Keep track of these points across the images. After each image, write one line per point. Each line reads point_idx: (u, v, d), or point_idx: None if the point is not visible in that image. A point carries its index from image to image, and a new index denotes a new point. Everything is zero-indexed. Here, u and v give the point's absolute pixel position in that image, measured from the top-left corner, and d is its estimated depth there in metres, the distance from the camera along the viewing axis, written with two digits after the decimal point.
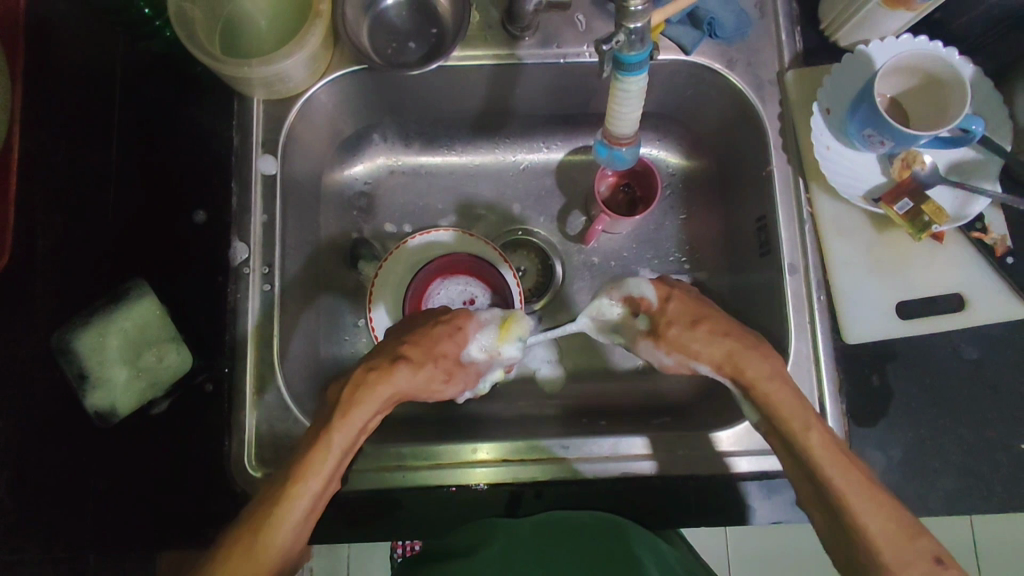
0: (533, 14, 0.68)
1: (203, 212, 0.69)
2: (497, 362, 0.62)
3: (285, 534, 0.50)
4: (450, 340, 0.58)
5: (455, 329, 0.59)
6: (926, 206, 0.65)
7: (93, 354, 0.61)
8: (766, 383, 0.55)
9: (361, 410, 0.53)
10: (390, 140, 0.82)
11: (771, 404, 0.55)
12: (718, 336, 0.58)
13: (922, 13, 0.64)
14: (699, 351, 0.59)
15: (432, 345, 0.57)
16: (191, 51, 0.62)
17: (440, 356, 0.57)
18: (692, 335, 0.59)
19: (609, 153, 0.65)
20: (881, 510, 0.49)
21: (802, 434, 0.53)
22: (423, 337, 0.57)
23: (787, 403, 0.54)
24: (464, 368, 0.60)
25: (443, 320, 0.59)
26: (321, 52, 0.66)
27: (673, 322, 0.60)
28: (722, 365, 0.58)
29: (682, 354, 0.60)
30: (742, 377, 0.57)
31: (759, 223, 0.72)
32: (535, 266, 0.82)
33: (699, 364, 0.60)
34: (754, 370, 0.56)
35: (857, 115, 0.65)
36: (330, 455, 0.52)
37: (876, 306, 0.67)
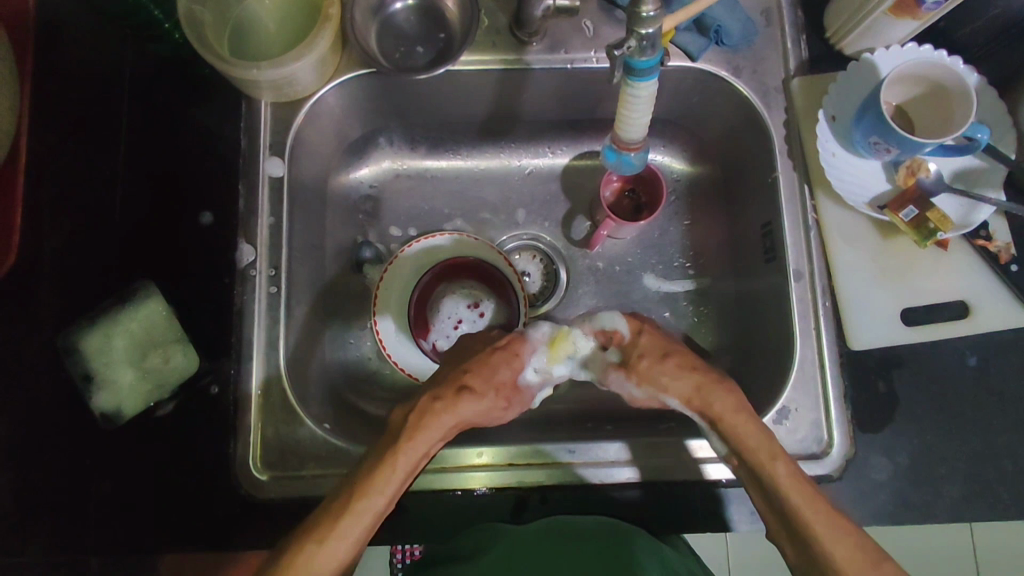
0: (541, 20, 0.69)
1: (210, 214, 0.68)
2: (549, 382, 0.66)
3: (344, 547, 0.49)
4: (507, 367, 0.62)
5: (512, 358, 0.63)
6: (931, 214, 0.65)
7: (98, 355, 0.61)
8: (727, 414, 0.58)
9: (428, 435, 0.56)
10: (396, 143, 0.82)
11: (732, 433, 0.57)
12: (685, 370, 0.61)
13: (927, 22, 0.65)
14: (674, 384, 0.61)
15: (493, 374, 0.61)
16: (200, 54, 0.62)
17: (500, 382, 0.61)
18: (662, 367, 0.61)
19: (617, 157, 0.63)
20: (842, 535, 0.50)
21: (770, 465, 0.54)
22: (484, 363, 0.61)
23: (748, 437, 0.56)
24: (523, 393, 0.64)
25: (496, 348, 0.63)
26: (330, 56, 0.66)
27: (643, 355, 0.62)
28: (691, 398, 0.60)
29: (649, 383, 0.62)
30: (709, 411, 0.59)
31: (765, 229, 0.72)
32: (540, 271, 0.83)
33: (672, 397, 0.61)
34: (720, 408, 0.58)
35: (862, 124, 0.65)
36: (395, 474, 0.53)
37: (881, 312, 0.67)
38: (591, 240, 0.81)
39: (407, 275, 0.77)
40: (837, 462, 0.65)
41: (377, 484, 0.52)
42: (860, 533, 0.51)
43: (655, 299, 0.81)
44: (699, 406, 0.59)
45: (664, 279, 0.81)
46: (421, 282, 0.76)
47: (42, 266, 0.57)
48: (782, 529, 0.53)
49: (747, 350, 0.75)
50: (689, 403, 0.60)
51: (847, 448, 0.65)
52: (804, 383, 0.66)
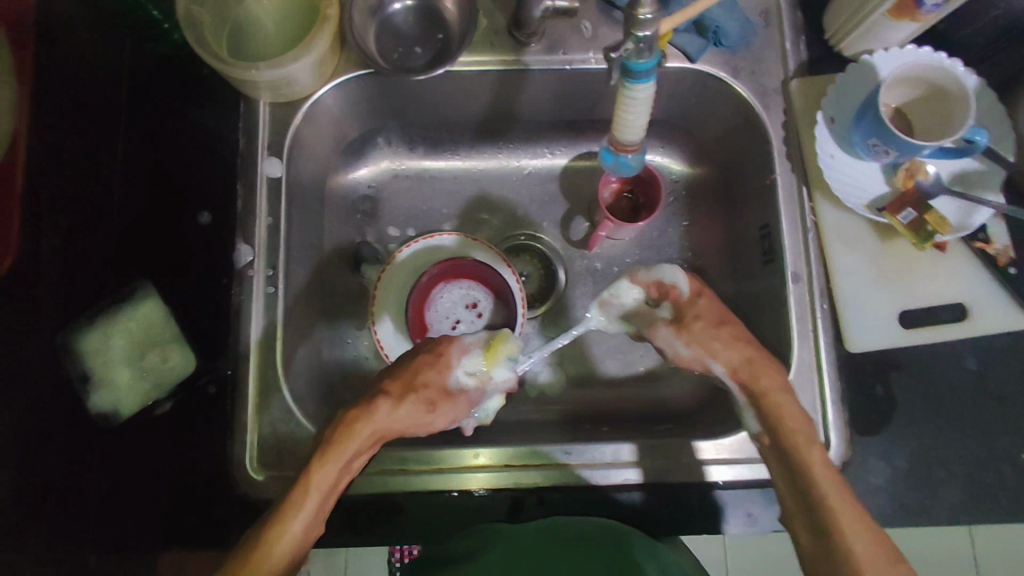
0: (540, 21, 0.69)
1: (208, 214, 0.68)
2: (489, 388, 0.64)
3: (272, 565, 0.49)
4: (432, 370, 0.61)
5: (433, 360, 0.61)
6: (930, 216, 0.65)
7: (97, 355, 0.62)
8: (769, 391, 0.58)
9: (351, 445, 0.54)
10: (394, 144, 0.82)
11: (771, 407, 0.58)
12: (739, 341, 0.61)
13: (927, 24, 0.64)
14: (723, 352, 0.61)
15: (410, 378, 0.60)
16: (198, 54, 0.62)
17: (422, 386, 0.60)
18: (717, 333, 0.62)
19: (614, 159, 0.62)
20: (868, 536, 0.50)
21: (806, 448, 0.54)
22: (405, 371, 0.60)
23: (793, 416, 0.57)
24: (455, 394, 0.61)
25: (416, 356, 0.62)
26: (328, 56, 0.66)
27: (700, 317, 0.63)
28: (736, 367, 0.60)
29: (704, 346, 0.62)
30: (753, 385, 0.60)
31: (763, 231, 0.72)
32: (538, 271, 0.83)
33: (719, 362, 0.62)
34: (766, 384, 0.59)
35: (861, 125, 0.65)
36: (314, 490, 0.52)
37: (879, 314, 0.67)
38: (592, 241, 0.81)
39: (404, 277, 0.77)
40: (835, 464, 0.65)
41: (304, 502, 0.51)
42: (881, 533, 0.51)
43: None
44: (744, 378, 0.60)
45: None
46: (419, 282, 0.77)
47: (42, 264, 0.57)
48: (803, 517, 0.53)
49: None
50: (733, 372, 0.61)
51: (846, 449, 0.65)
52: (803, 385, 0.66)
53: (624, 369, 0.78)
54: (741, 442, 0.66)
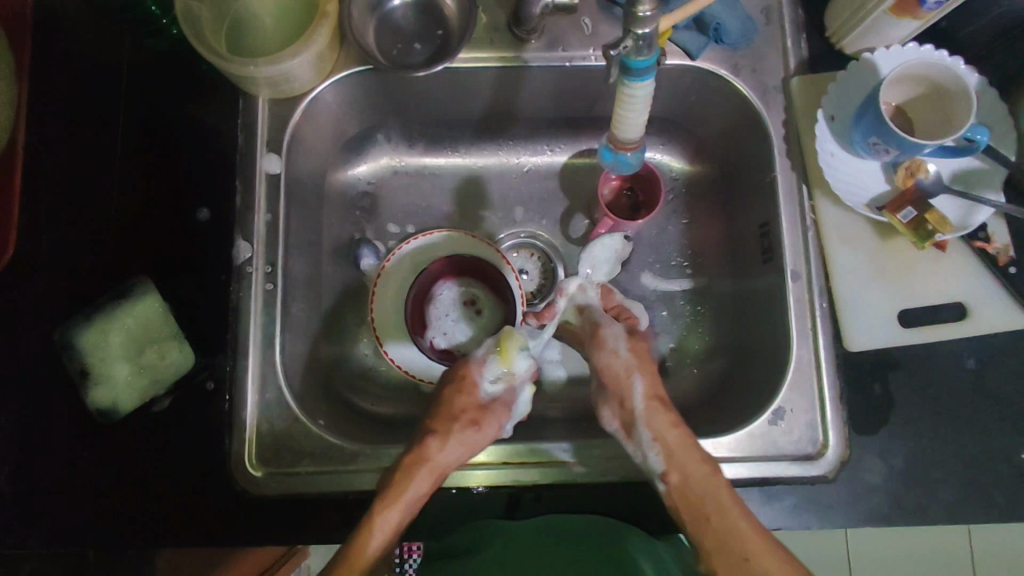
0: (540, 17, 0.69)
1: (207, 210, 0.66)
2: (519, 384, 0.65)
3: (373, 548, 0.54)
4: (461, 394, 0.63)
5: (459, 382, 0.64)
6: (930, 215, 0.64)
7: (95, 351, 0.61)
8: (669, 427, 0.60)
9: (418, 471, 0.58)
10: (394, 140, 0.82)
11: (682, 441, 0.59)
12: (652, 372, 0.64)
13: (929, 23, 0.64)
14: (648, 378, 0.63)
15: (446, 409, 0.62)
16: (196, 49, 0.61)
17: (461, 412, 0.62)
18: (634, 360, 0.65)
19: (614, 157, 0.59)
20: (779, 563, 0.54)
21: (718, 486, 0.57)
22: (444, 406, 0.63)
23: (687, 450, 0.59)
24: (489, 415, 0.63)
25: (449, 387, 0.64)
26: (327, 52, 0.66)
27: (641, 341, 0.68)
28: (654, 394, 0.62)
29: (640, 365, 0.64)
30: (654, 417, 0.61)
31: (763, 230, 0.72)
32: (538, 269, 0.84)
33: (641, 381, 0.63)
34: (658, 424, 0.60)
35: (861, 124, 0.65)
36: (387, 520, 0.55)
37: (878, 313, 0.67)
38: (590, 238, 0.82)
39: (409, 266, 0.78)
40: (831, 463, 0.65)
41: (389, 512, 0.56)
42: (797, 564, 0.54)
43: (652, 298, 0.81)
44: (656, 409, 0.61)
45: (662, 278, 0.81)
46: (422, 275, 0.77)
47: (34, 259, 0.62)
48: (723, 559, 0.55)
49: (742, 350, 0.75)
50: (649, 399, 0.62)
51: (842, 448, 0.65)
52: (800, 382, 0.66)
53: None
54: (740, 441, 0.65)
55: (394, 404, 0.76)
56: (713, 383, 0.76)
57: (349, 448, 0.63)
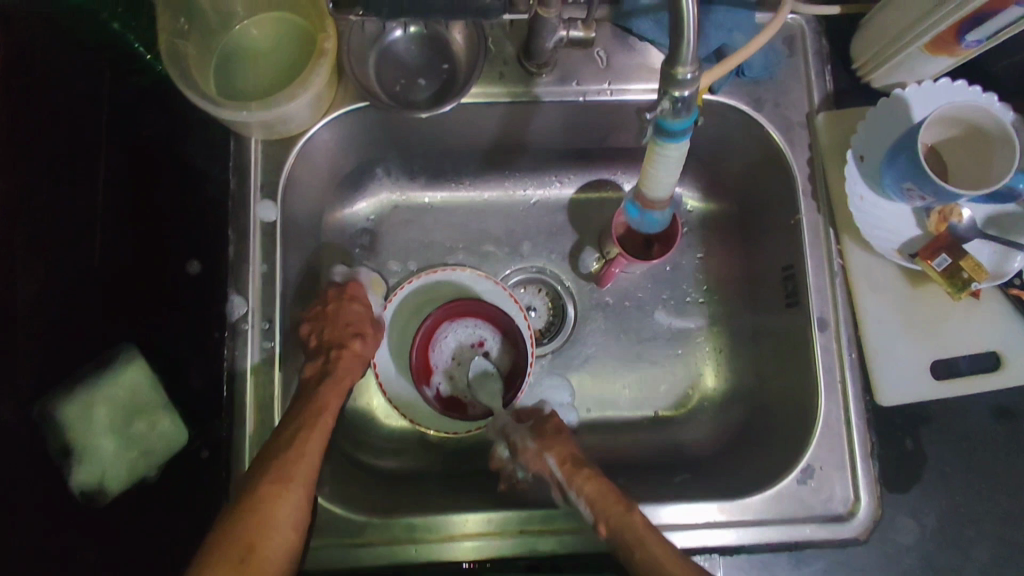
0: (552, 51, 0.64)
1: (197, 262, 0.61)
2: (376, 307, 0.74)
3: (286, 512, 0.54)
4: (363, 309, 0.69)
5: (362, 301, 0.70)
6: (965, 261, 0.61)
7: (77, 424, 0.55)
8: (586, 482, 0.61)
9: (314, 438, 0.58)
10: (394, 174, 0.78)
11: (598, 488, 0.60)
12: (568, 441, 0.66)
13: (964, 60, 0.61)
14: (556, 446, 0.65)
15: (348, 317, 0.67)
16: (183, 89, 0.56)
17: (366, 323, 0.68)
18: (557, 434, 0.67)
19: (641, 215, 0.55)
20: None
21: (641, 530, 0.57)
22: (329, 326, 0.66)
23: (603, 496, 0.60)
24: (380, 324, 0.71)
25: (338, 308, 0.67)
26: (326, 91, 0.62)
27: (554, 426, 0.68)
28: (565, 458, 0.64)
29: (546, 441, 0.66)
30: (572, 480, 0.62)
31: (786, 272, 0.69)
32: (546, 305, 0.80)
33: (552, 456, 0.65)
34: (579, 484, 0.62)
35: (895, 169, 0.61)
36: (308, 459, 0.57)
37: (909, 363, 0.64)
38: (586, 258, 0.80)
39: (452, 290, 0.76)
40: (863, 525, 0.62)
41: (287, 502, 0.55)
42: None
43: (666, 337, 0.78)
44: (571, 471, 0.62)
45: (676, 316, 0.78)
46: (460, 301, 0.73)
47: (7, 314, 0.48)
48: None
49: (763, 396, 0.72)
50: (562, 465, 0.63)
51: (874, 508, 0.62)
52: (829, 439, 0.64)
53: (638, 411, 0.77)
54: (768, 502, 0.63)
55: (395, 456, 0.73)
56: (732, 431, 0.73)
57: (357, 519, 0.61)
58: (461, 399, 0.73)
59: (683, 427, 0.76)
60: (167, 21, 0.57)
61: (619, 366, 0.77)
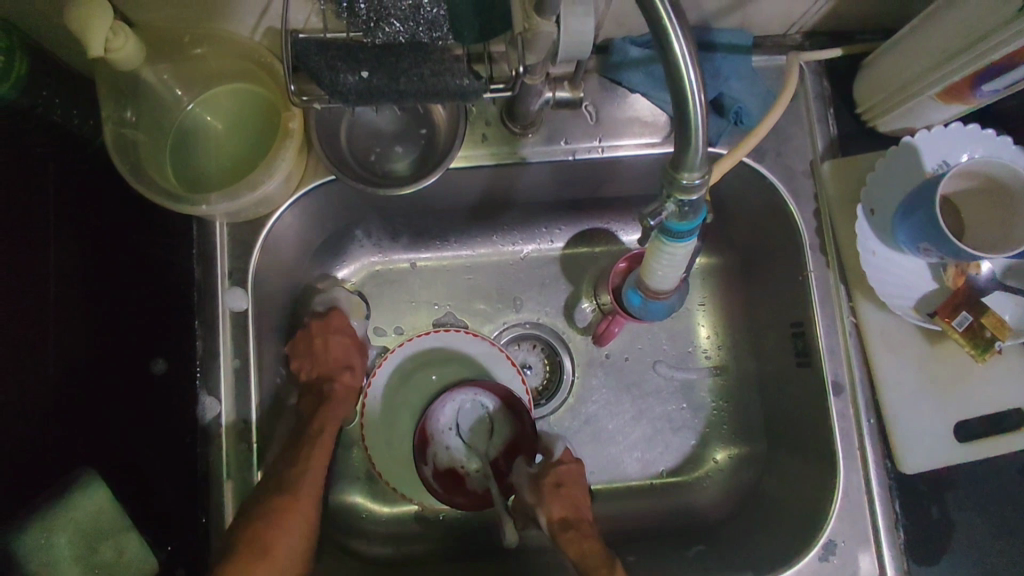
0: (538, 112, 0.60)
1: (164, 360, 0.57)
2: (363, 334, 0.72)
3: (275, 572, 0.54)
4: (346, 347, 0.68)
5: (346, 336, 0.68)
6: (987, 320, 0.57)
7: (37, 558, 0.48)
8: (576, 547, 0.60)
9: (296, 518, 0.57)
10: (375, 236, 0.73)
11: (583, 553, 0.59)
12: (563, 496, 0.63)
13: (976, 107, 0.57)
14: (551, 504, 0.62)
15: (337, 357, 0.67)
16: (138, 187, 0.51)
17: (350, 359, 0.68)
18: (557, 488, 0.63)
19: (643, 303, 0.61)
20: None
21: None
22: (317, 361, 0.67)
23: (594, 564, 0.58)
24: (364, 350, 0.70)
25: (330, 347, 0.67)
26: (295, 168, 0.57)
27: (557, 478, 0.64)
28: (556, 518, 0.62)
29: (541, 500, 0.63)
30: (563, 539, 0.60)
31: (795, 329, 0.65)
32: (541, 362, 0.76)
33: (545, 512, 0.62)
34: (572, 548, 0.60)
35: (911, 226, 0.57)
36: (300, 516, 0.57)
37: (932, 426, 0.60)
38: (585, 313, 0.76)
39: (452, 356, 0.71)
40: None
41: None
42: None
43: (670, 392, 0.74)
44: (563, 534, 0.61)
45: (679, 367, 0.74)
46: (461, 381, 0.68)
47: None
48: None
49: (774, 459, 0.68)
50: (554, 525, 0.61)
51: None
52: (851, 510, 0.60)
53: (642, 473, 0.72)
54: None
55: (391, 542, 0.69)
56: (745, 494, 0.69)
57: None
58: (459, 472, 0.68)
59: (691, 489, 0.71)
60: (112, 112, 0.52)
61: (622, 425, 0.73)
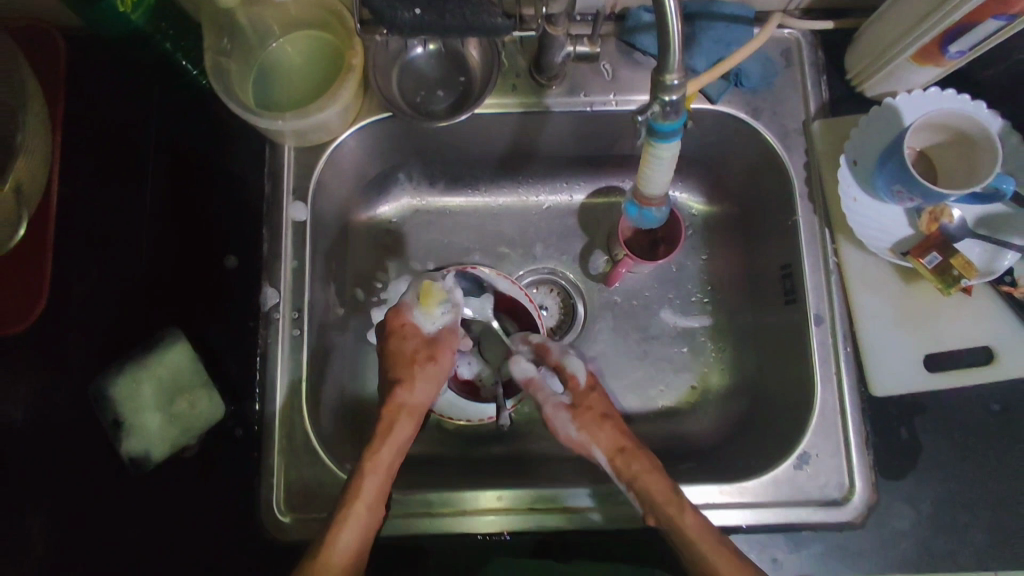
0: (561, 64, 0.70)
1: (235, 258, 0.68)
2: (438, 321, 0.72)
3: (345, 540, 0.59)
4: (405, 343, 0.70)
5: (399, 333, 0.71)
6: (955, 260, 0.64)
7: (128, 400, 0.63)
8: (634, 474, 0.65)
9: (359, 505, 0.61)
10: (416, 180, 0.83)
11: (640, 480, 0.64)
12: (610, 429, 0.69)
13: (950, 70, 0.65)
14: (602, 438, 0.69)
15: (401, 359, 0.69)
16: (227, 103, 0.63)
17: (414, 355, 0.70)
18: (602, 424, 0.69)
19: (637, 212, 0.64)
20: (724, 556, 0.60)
21: (678, 515, 0.61)
22: (393, 363, 0.70)
23: (651, 489, 0.64)
24: (441, 348, 0.71)
25: (387, 340, 0.71)
26: (353, 102, 0.68)
27: (592, 406, 0.71)
28: (612, 452, 0.67)
29: (591, 433, 0.69)
30: (625, 472, 0.66)
31: (785, 270, 0.73)
32: (557, 305, 0.84)
33: (598, 448, 0.68)
34: (630, 473, 0.65)
35: (884, 171, 0.65)
36: (361, 499, 0.61)
37: (902, 356, 0.67)
38: (608, 272, 0.83)
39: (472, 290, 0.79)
40: (858, 510, 0.65)
41: (342, 554, 0.59)
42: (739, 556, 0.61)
43: (672, 334, 0.81)
44: (619, 465, 0.66)
45: (681, 314, 0.81)
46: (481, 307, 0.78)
47: (69, 295, 0.64)
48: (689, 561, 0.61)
49: (763, 390, 0.75)
50: (611, 458, 0.67)
51: (869, 494, 0.65)
52: (824, 428, 0.67)
53: (642, 403, 0.80)
54: (765, 486, 0.66)
55: (415, 444, 0.77)
56: (736, 422, 0.76)
57: None
58: (475, 385, 0.78)
59: (688, 419, 0.78)
60: (212, 41, 0.64)
61: (626, 360, 0.81)
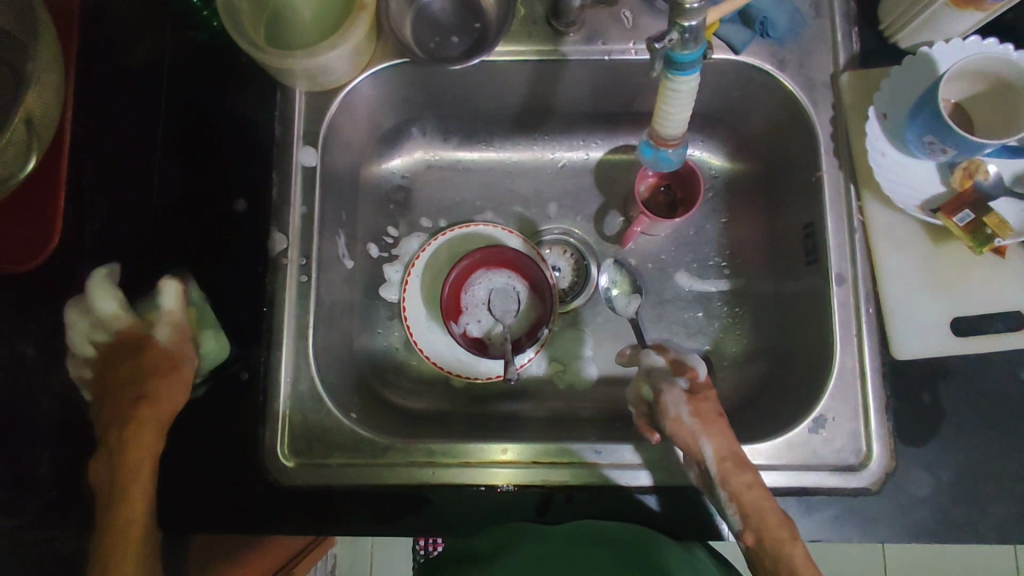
0: (579, 10, 0.68)
1: (243, 201, 0.68)
2: (154, 330, 0.61)
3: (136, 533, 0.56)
4: (131, 358, 0.59)
5: (133, 347, 0.60)
6: (989, 218, 0.61)
7: None
8: (745, 486, 0.56)
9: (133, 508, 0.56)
10: (429, 134, 0.82)
11: (742, 490, 0.56)
12: (730, 433, 0.60)
13: (993, 15, 0.61)
14: (716, 435, 0.59)
15: (130, 375, 0.58)
16: (237, 41, 0.62)
17: (146, 367, 0.59)
18: (719, 420, 0.60)
19: (654, 153, 0.62)
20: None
21: (790, 543, 0.54)
22: (120, 380, 0.58)
23: (760, 508, 0.55)
24: (171, 360, 0.61)
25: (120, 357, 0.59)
26: (365, 45, 0.66)
27: (709, 399, 0.62)
28: (725, 455, 0.58)
29: (705, 423, 0.60)
30: (728, 479, 0.57)
31: (807, 230, 0.70)
32: (570, 266, 0.81)
33: (710, 443, 0.59)
34: (734, 483, 0.57)
35: (915, 123, 0.62)
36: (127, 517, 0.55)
37: (928, 320, 0.64)
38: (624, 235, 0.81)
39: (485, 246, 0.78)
40: (875, 475, 0.63)
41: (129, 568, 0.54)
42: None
43: (687, 298, 0.79)
44: (729, 470, 0.57)
45: (698, 278, 0.79)
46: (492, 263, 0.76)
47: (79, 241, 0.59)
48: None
49: (779, 355, 0.73)
50: (721, 461, 0.58)
51: (886, 460, 0.63)
52: (843, 391, 0.64)
53: None
54: (778, 449, 0.64)
55: (421, 399, 0.76)
56: (751, 387, 0.74)
57: (380, 440, 0.65)
58: (484, 342, 0.75)
59: None
60: None
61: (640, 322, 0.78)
